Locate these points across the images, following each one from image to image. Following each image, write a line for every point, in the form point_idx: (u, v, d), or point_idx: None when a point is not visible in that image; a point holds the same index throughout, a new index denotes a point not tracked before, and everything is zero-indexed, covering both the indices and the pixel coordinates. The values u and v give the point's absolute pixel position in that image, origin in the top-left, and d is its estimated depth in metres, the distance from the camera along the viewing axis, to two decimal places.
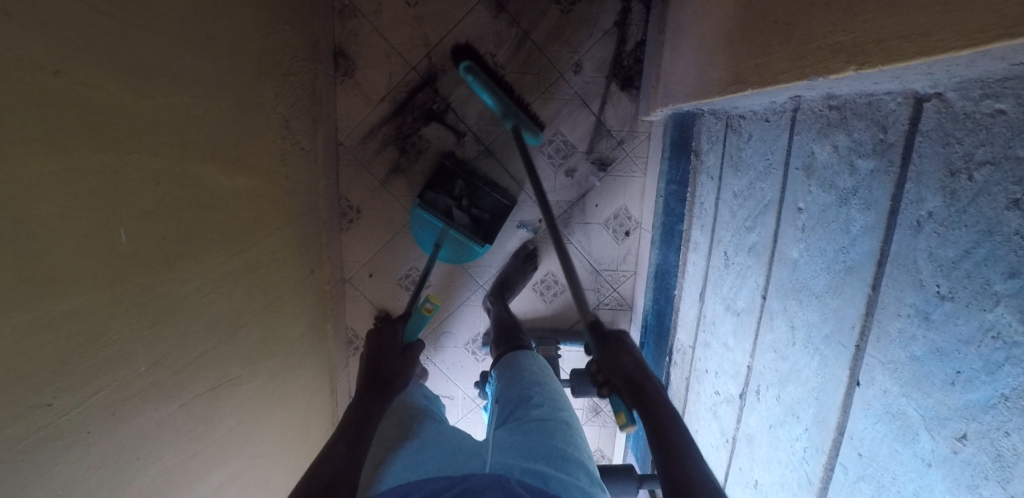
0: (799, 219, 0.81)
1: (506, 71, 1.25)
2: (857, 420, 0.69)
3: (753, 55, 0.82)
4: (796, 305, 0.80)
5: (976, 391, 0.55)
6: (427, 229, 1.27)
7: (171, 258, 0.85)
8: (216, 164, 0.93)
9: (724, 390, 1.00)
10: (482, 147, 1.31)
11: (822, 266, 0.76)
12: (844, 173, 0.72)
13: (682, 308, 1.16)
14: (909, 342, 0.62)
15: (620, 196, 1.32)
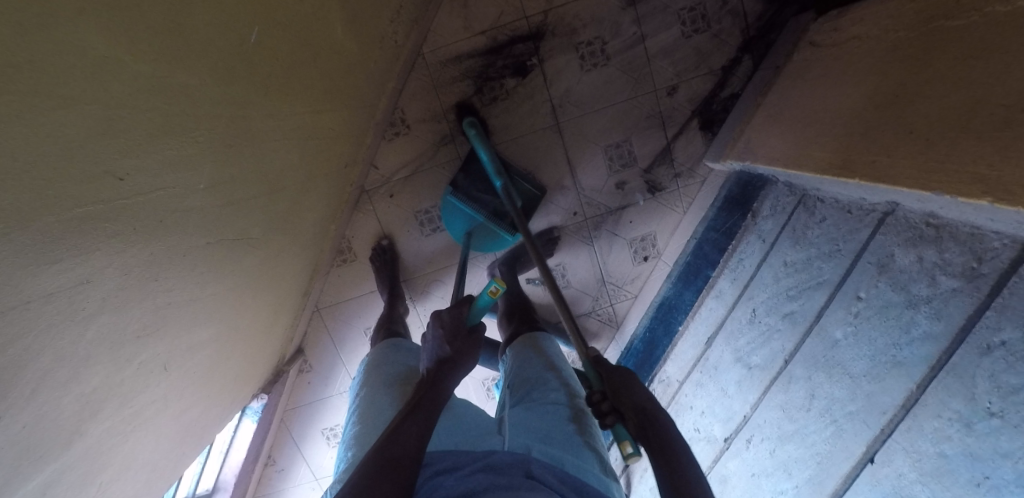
0: (854, 306, 0.89)
1: (609, 63, 1.27)
2: (859, 492, 0.79)
3: (872, 152, 0.89)
4: (823, 377, 0.88)
5: (1000, 496, 0.62)
6: (459, 220, 1.25)
7: (279, 85, 0.75)
8: (342, 10, 0.83)
9: (706, 430, 1.10)
10: (553, 122, 1.30)
11: (866, 353, 0.84)
12: (921, 282, 0.80)
13: (681, 345, 1.27)
14: (941, 440, 0.71)
15: (653, 223, 1.38)
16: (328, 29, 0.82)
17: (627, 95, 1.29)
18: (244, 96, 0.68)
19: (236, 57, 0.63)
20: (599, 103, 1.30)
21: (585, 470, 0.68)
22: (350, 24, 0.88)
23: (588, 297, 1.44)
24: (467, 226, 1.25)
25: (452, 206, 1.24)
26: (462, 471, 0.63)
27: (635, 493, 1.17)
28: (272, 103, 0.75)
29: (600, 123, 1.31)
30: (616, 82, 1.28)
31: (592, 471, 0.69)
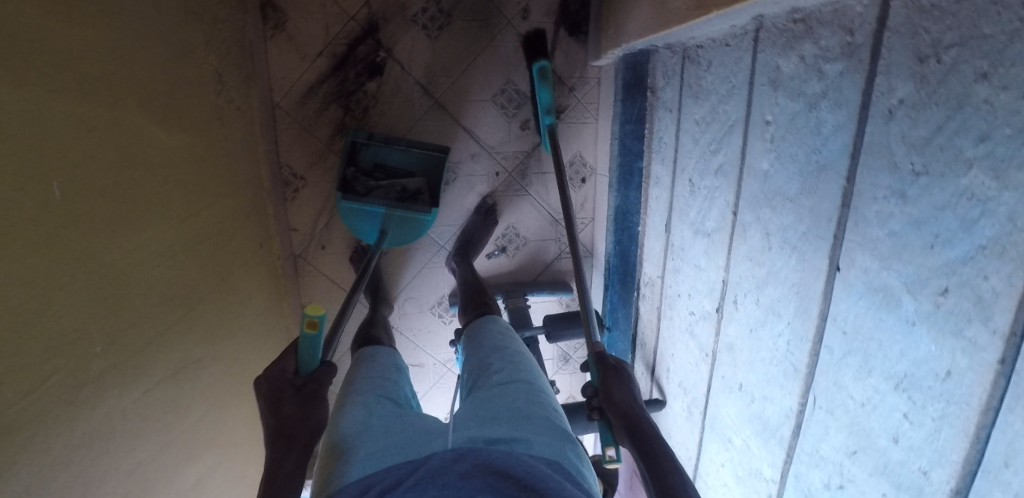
0: (768, 131, 0.86)
1: (452, 19, 1.22)
2: (839, 303, 0.75)
3: None
4: (770, 212, 0.86)
5: (953, 249, 0.60)
6: (367, 220, 1.23)
7: (123, 218, 0.74)
8: (148, 113, 0.80)
9: (698, 309, 1.04)
10: (432, 101, 1.26)
11: (795, 170, 0.82)
12: (812, 79, 0.77)
13: (648, 243, 1.22)
14: (889, 220, 0.68)
15: (574, 144, 1.36)
16: (150, 141, 0.80)
17: (486, 39, 1.24)
18: (84, 248, 0.67)
19: (54, 218, 0.62)
20: (465, 60, 1.25)
21: (534, 439, 0.68)
22: (173, 124, 0.86)
23: (550, 242, 1.42)
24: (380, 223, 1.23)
25: (358, 209, 1.21)
26: (401, 487, 0.61)
27: (669, 394, 1.14)
28: (125, 237, 0.74)
29: (474, 78, 1.27)
30: (469, 32, 1.24)
31: (541, 438, 0.69)
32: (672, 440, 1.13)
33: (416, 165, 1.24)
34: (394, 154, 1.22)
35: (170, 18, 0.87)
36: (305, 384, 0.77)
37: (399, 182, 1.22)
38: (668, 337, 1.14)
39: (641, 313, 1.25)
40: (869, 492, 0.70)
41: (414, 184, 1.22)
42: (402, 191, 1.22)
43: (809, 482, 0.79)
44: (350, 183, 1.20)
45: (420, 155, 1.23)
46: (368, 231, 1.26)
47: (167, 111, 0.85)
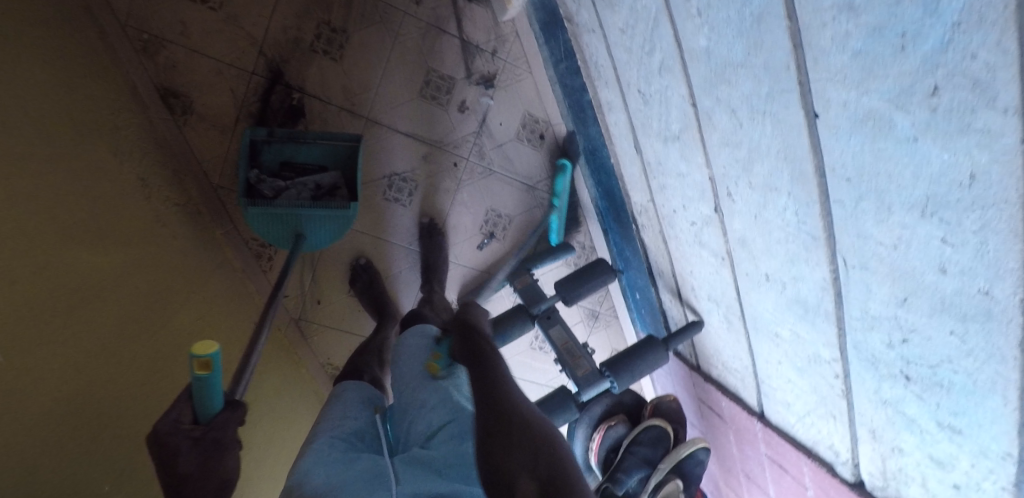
0: (692, 6, 0.77)
1: (349, 33, 1.17)
2: (831, 149, 0.65)
3: None
4: (728, 88, 0.77)
5: (927, 40, 0.49)
6: (279, 226, 1.05)
7: (100, 356, 0.73)
8: (77, 245, 0.77)
9: (698, 216, 0.96)
10: (363, 120, 1.22)
11: (735, 34, 0.72)
12: None
13: (626, 171, 1.14)
14: (847, 40, 0.57)
15: (519, 105, 1.29)
16: (104, 272, 0.81)
17: (389, 39, 1.19)
18: (66, 400, 0.66)
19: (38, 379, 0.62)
20: (378, 67, 1.20)
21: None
22: (122, 245, 0.87)
23: (534, 210, 1.36)
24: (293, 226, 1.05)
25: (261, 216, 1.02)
26: None
27: (704, 311, 1.07)
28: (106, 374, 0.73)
29: (394, 81, 1.21)
30: (371, 39, 1.18)
31: None
32: (724, 357, 1.05)
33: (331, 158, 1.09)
34: (304, 151, 1.08)
35: (81, 137, 0.87)
36: (206, 432, 0.63)
37: (311, 178, 1.06)
38: (682, 257, 1.06)
39: (647, 242, 1.18)
40: (935, 335, 0.62)
41: (328, 178, 1.06)
42: (314, 188, 1.05)
43: (870, 348, 0.71)
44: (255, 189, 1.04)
45: (334, 146, 1.08)
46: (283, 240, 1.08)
47: (102, 229, 0.84)
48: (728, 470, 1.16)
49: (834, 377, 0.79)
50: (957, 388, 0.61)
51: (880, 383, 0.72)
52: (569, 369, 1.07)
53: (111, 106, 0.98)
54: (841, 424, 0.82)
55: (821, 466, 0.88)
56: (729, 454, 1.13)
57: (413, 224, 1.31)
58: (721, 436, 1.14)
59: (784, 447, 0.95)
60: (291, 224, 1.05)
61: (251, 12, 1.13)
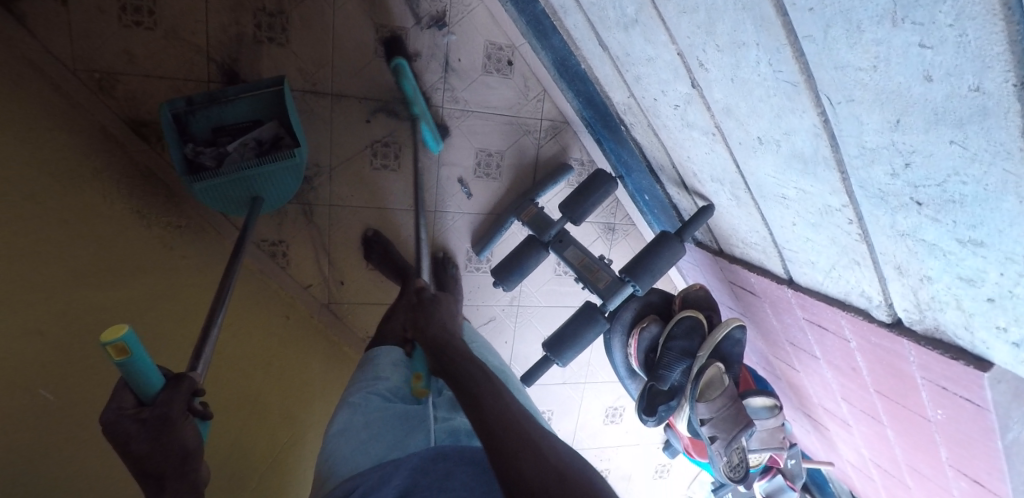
0: None
1: (287, 13, 1.13)
2: None
3: None
4: None
5: None
6: (234, 195, 1.03)
7: (70, 413, 0.76)
8: (79, 294, 0.81)
9: (679, 96, 0.91)
10: (328, 97, 1.20)
11: None
12: None
13: (600, 72, 1.08)
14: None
15: (478, 36, 1.23)
16: (82, 329, 0.80)
17: (328, 7, 1.14)
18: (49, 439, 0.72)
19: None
20: (327, 39, 1.16)
21: None
22: (108, 288, 0.87)
23: (522, 139, 1.33)
24: (247, 190, 1.03)
25: (211, 189, 0.99)
26: None
27: (714, 196, 1.04)
28: (78, 422, 0.77)
29: (346, 49, 1.18)
30: (309, 12, 1.14)
31: None
32: (741, 233, 1.04)
33: (258, 110, 1.08)
34: (229, 110, 1.06)
35: (70, 185, 0.91)
36: (148, 412, 0.59)
37: (250, 135, 1.04)
38: (676, 145, 1.02)
39: (642, 140, 1.14)
40: (937, 150, 0.57)
41: (267, 131, 1.05)
42: (257, 144, 1.04)
43: (875, 182, 0.68)
44: (195, 164, 1.02)
45: (257, 97, 1.06)
46: (239, 208, 1.06)
47: (110, 266, 0.90)
48: (774, 341, 1.21)
49: (848, 224, 0.77)
50: (969, 200, 0.58)
51: (894, 214, 0.69)
52: (590, 284, 1.07)
53: (84, 149, 1.00)
54: (866, 267, 0.80)
55: (856, 316, 0.88)
56: (771, 327, 1.18)
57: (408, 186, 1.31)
58: (759, 312, 1.18)
59: (818, 306, 0.95)
60: (247, 189, 1.02)
61: (185, 20, 1.10)
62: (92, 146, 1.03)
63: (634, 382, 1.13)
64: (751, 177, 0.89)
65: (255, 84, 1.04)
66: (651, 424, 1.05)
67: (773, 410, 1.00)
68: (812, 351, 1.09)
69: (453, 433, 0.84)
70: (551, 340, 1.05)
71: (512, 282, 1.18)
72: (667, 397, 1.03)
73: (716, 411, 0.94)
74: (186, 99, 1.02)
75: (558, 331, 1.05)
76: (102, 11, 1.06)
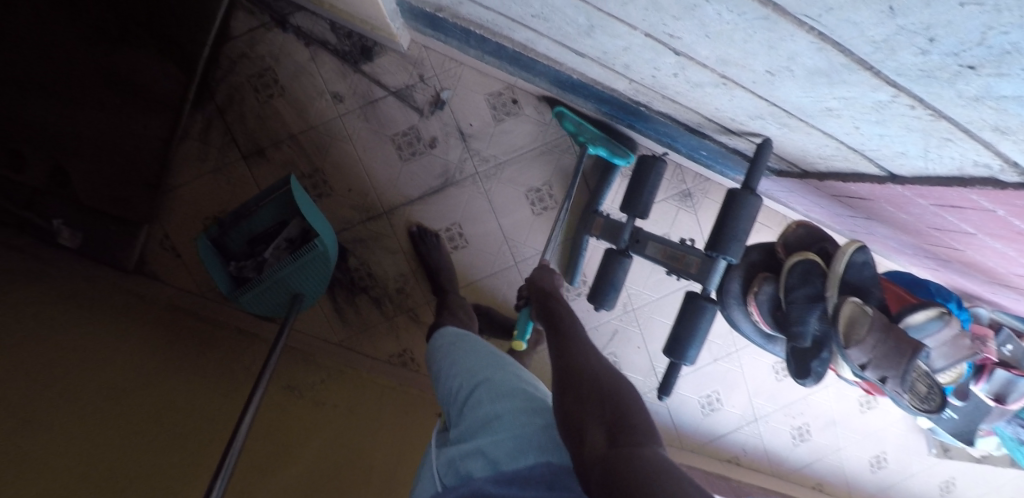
0: None
1: (320, 169, 1.29)
2: None
3: None
4: None
5: None
6: (276, 296, 1.13)
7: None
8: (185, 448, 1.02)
9: (672, 66, 0.85)
10: (384, 216, 1.32)
11: None
12: None
13: (591, 73, 1.05)
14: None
15: (475, 97, 1.30)
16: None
17: (348, 146, 1.28)
18: None
19: None
20: (359, 171, 1.29)
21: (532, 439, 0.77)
22: (77, 484, 0.88)
23: (560, 160, 1.35)
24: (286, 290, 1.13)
25: (253, 299, 1.11)
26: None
27: (764, 130, 0.95)
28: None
29: (376, 170, 1.30)
30: (335, 158, 1.28)
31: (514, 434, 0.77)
32: (813, 151, 0.94)
33: (280, 213, 1.21)
34: (256, 221, 1.20)
35: (81, 360, 0.98)
36: None
37: (281, 237, 1.17)
38: (700, 102, 0.95)
39: (666, 110, 1.09)
40: (953, 17, 0.47)
41: (295, 229, 1.18)
42: (288, 243, 1.17)
43: (910, 65, 0.58)
44: (239, 276, 1.16)
45: (278, 200, 1.20)
46: (284, 307, 1.16)
47: (101, 454, 0.92)
48: (916, 232, 1.06)
49: (913, 109, 0.66)
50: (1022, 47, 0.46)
51: (953, 85, 0.58)
52: (683, 272, 1.05)
53: (234, 360, 1.21)
54: (962, 140, 0.67)
55: (984, 187, 0.73)
56: (903, 221, 1.03)
57: (484, 257, 1.35)
58: (883, 212, 1.04)
59: (937, 191, 0.82)
60: (285, 290, 1.12)
61: None
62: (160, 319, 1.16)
63: (776, 345, 1.04)
64: (786, 105, 0.81)
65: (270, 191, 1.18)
66: (813, 383, 0.95)
67: (945, 318, 0.84)
68: (963, 230, 0.92)
69: (452, 462, 0.80)
70: (669, 345, 1.03)
71: (611, 299, 1.17)
72: (815, 351, 0.92)
73: (871, 354, 0.83)
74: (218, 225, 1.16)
75: (673, 334, 1.03)
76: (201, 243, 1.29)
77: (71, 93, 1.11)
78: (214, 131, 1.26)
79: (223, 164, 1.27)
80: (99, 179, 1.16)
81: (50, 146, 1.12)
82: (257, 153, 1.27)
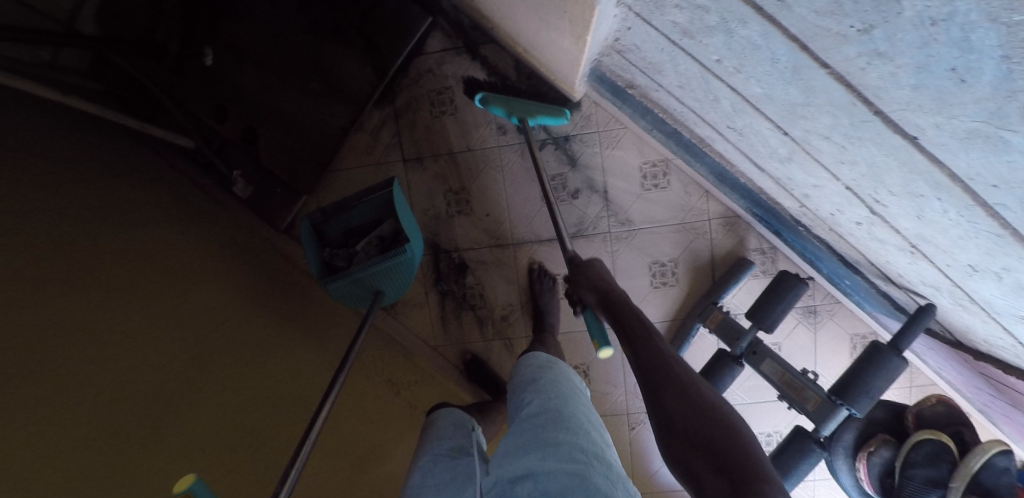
0: (728, 68, 0.69)
1: (468, 189, 1.39)
2: (955, 162, 0.51)
3: (561, 14, 0.77)
4: (808, 121, 0.66)
5: (984, 72, 0.39)
6: (356, 290, 1.18)
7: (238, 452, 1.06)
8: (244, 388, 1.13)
9: (860, 216, 0.84)
10: (509, 246, 1.40)
11: (783, 82, 0.62)
12: (700, 14, 0.61)
13: (762, 184, 1.05)
14: (897, 77, 0.47)
15: (629, 160, 1.33)
16: (80, 416, 0.85)
17: (498, 175, 1.37)
18: None
19: None
20: (501, 199, 1.38)
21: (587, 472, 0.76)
22: (158, 389, 0.98)
23: (692, 243, 1.35)
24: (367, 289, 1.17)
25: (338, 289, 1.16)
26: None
27: (933, 298, 0.91)
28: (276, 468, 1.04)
29: (516, 204, 1.38)
30: (483, 183, 1.38)
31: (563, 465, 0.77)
32: (980, 335, 0.89)
33: (377, 212, 1.25)
34: (353, 216, 1.25)
35: (155, 294, 1.06)
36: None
37: (373, 234, 1.22)
38: (870, 250, 0.94)
39: (825, 238, 1.07)
40: None
41: (387, 229, 1.22)
42: (379, 241, 1.21)
43: None
44: (329, 263, 1.22)
45: (374, 202, 1.23)
46: (365, 302, 1.22)
47: (147, 378, 0.97)
48: None
49: None
50: None
51: None
52: (798, 405, 1.02)
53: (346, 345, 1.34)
54: None
55: None
56: None
57: None
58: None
59: None
60: (369, 286, 1.16)
61: None
62: (250, 283, 1.30)
63: None
64: (973, 296, 0.78)
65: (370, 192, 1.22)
66: None
67: None
68: None
69: (498, 482, 0.81)
70: None
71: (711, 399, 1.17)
72: None
73: None
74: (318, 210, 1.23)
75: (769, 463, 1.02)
76: None
77: (277, 68, 1.37)
78: (386, 130, 1.41)
79: (386, 161, 1.43)
80: (280, 147, 1.41)
81: (250, 111, 1.40)
82: (417, 159, 1.41)
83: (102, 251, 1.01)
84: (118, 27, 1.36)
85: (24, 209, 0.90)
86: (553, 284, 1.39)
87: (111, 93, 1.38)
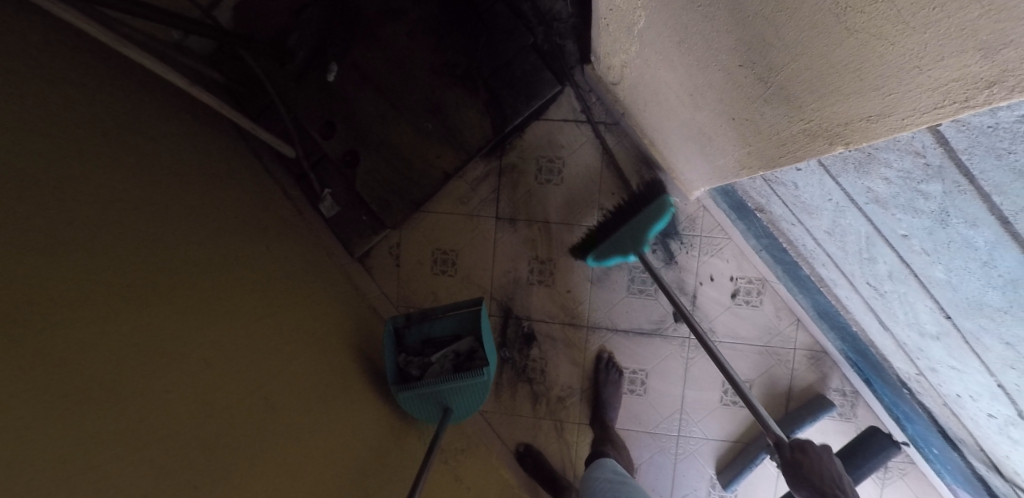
0: (915, 245, 0.66)
1: (555, 260, 1.38)
2: None
3: (736, 144, 0.75)
4: (992, 323, 0.62)
5: None
6: (429, 404, 1.18)
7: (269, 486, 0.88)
8: (282, 411, 0.99)
9: (998, 411, 0.77)
10: (582, 327, 1.38)
11: (983, 283, 0.58)
12: (918, 197, 0.58)
13: (877, 340, 1.02)
14: None
15: (726, 272, 1.30)
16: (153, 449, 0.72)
17: (589, 254, 1.37)
18: None
19: None
20: (585, 278, 1.37)
21: None
22: (201, 385, 0.84)
23: (771, 368, 1.32)
24: (439, 402, 1.17)
25: (411, 396, 1.16)
26: None
27: None
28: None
29: (601, 287, 1.36)
30: (571, 259, 1.38)
31: None
32: None
33: (459, 327, 1.28)
34: (436, 327, 1.28)
35: (207, 283, 0.95)
36: None
37: (450, 348, 1.24)
38: (986, 439, 0.88)
39: (929, 407, 1.02)
40: None
41: (465, 345, 1.24)
42: (455, 356, 1.23)
43: None
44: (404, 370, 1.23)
45: (460, 317, 1.28)
46: (433, 416, 1.21)
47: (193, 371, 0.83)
48: None
49: None
50: None
51: None
52: None
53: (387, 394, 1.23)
54: None
55: None
56: None
57: (653, 413, 1.37)
58: None
59: None
60: (439, 399, 1.16)
61: (477, 270, 1.43)
62: (309, 305, 1.23)
63: None
64: None
65: (458, 306, 1.27)
66: None
67: None
68: None
69: None
70: None
71: None
72: None
73: None
74: (402, 317, 1.27)
75: None
76: (422, 263, 1.47)
77: (397, 101, 1.37)
78: (485, 185, 1.42)
79: (478, 215, 1.42)
80: (378, 177, 1.40)
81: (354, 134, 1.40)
82: (510, 220, 1.41)
83: (178, 254, 0.91)
84: (254, 28, 1.38)
85: (111, 178, 0.84)
86: (620, 377, 1.35)
87: (227, 87, 1.41)
